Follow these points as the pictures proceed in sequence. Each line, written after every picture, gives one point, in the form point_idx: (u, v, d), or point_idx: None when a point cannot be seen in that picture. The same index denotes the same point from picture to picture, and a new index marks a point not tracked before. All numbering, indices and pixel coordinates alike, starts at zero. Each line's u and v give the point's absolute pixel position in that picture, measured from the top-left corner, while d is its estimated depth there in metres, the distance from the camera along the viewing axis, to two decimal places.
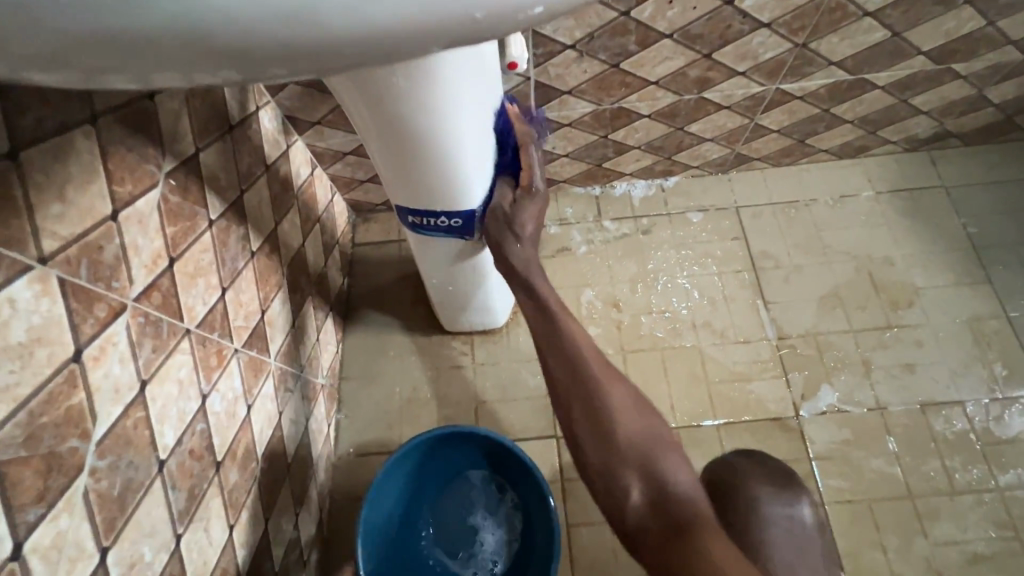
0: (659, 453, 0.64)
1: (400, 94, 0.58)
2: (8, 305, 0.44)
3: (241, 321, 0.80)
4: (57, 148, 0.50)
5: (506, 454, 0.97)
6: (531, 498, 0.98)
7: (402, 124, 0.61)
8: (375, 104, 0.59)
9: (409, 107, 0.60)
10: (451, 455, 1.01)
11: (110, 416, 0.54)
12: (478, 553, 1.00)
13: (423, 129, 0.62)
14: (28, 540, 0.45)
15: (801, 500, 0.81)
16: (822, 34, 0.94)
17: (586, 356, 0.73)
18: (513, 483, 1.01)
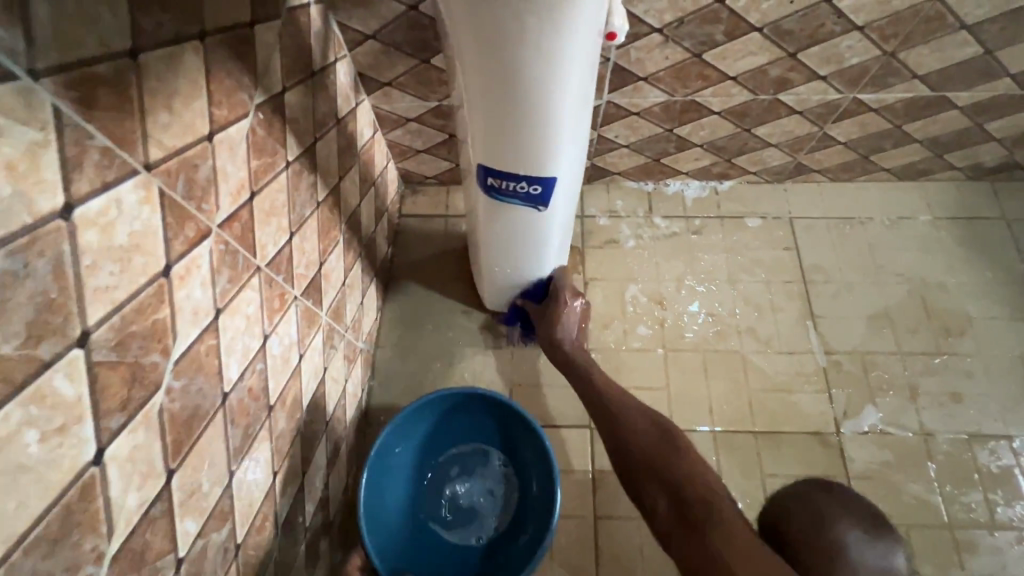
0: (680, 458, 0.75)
1: (522, 40, 0.57)
2: (115, 205, 0.43)
3: (302, 270, 0.79)
4: (171, 57, 0.49)
5: (512, 422, 0.97)
6: (518, 445, 0.99)
7: (513, 67, 0.59)
8: (492, 39, 0.57)
9: (528, 56, 0.58)
10: (439, 428, 1.00)
11: (188, 337, 0.53)
12: (484, 522, 0.98)
13: (532, 77, 0.60)
14: (109, 448, 0.44)
15: (897, 550, 0.66)
16: (913, 43, 0.91)
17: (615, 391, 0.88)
18: (516, 454, 1.00)
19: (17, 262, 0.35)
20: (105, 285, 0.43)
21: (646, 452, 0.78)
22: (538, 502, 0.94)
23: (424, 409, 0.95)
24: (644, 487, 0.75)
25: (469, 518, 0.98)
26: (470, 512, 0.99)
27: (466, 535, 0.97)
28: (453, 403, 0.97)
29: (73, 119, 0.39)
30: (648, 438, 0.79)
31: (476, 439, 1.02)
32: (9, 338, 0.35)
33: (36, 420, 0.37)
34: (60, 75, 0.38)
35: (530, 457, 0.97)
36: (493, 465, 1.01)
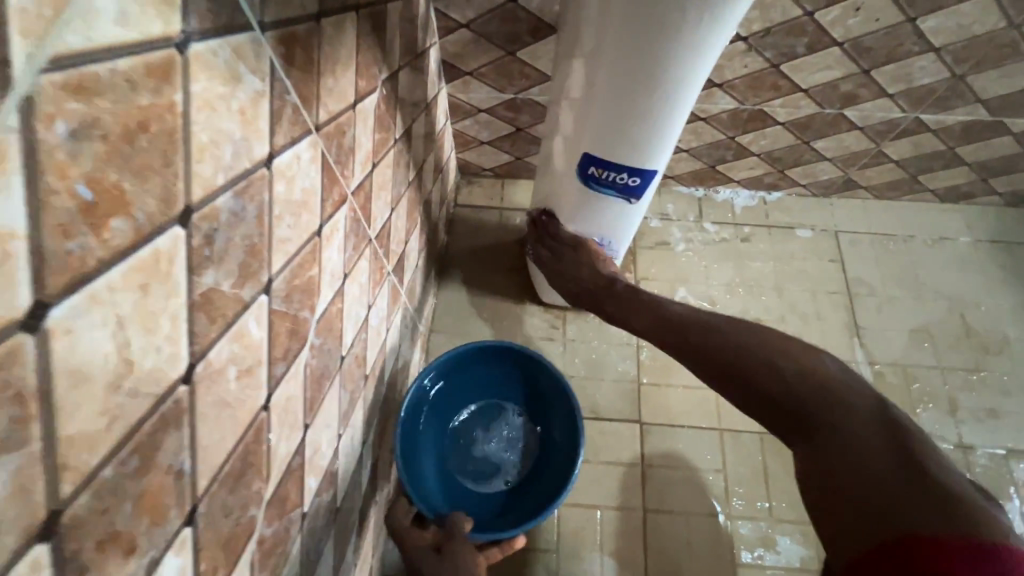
0: (823, 396, 0.58)
1: (673, 40, 0.62)
2: (296, 161, 0.45)
3: (394, 247, 0.81)
4: (339, 24, 0.51)
5: (532, 371, 0.97)
6: (537, 387, 0.98)
7: (658, 55, 0.64)
8: (649, 29, 0.61)
9: (672, 55, 0.63)
10: (459, 387, 0.99)
11: (327, 297, 0.54)
12: (513, 464, 0.97)
13: (671, 67, 0.65)
14: (273, 395, 0.45)
15: None
16: (984, 68, 0.95)
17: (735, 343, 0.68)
18: (536, 407, 0.99)
19: (238, 203, 0.37)
20: (284, 237, 0.44)
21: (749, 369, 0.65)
22: (563, 434, 0.94)
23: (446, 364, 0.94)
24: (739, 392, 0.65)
25: (500, 463, 0.97)
26: (501, 457, 0.98)
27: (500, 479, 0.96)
28: (473, 357, 0.96)
29: (280, 73, 0.41)
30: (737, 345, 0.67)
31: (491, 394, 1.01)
32: (228, 275, 0.36)
33: (236, 358, 0.39)
34: (276, 30, 0.40)
35: (550, 395, 0.96)
36: (513, 412, 1.00)
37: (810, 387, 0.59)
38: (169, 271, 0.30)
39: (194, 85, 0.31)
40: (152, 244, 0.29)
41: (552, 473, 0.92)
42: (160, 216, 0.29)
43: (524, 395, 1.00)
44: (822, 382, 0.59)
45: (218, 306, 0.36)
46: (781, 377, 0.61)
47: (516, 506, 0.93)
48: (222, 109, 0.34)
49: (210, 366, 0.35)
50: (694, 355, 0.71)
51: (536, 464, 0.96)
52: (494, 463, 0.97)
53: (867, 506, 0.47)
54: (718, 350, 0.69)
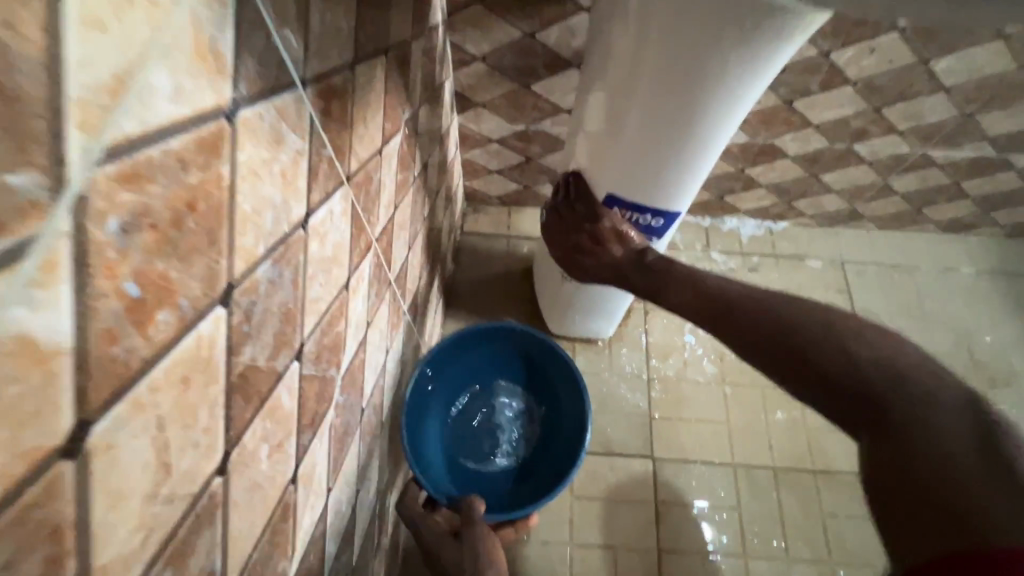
0: (906, 381, 0.47)
1: (707, 89, 0.61)
2: (329, 216, 0.43)
3: (410, 285, 0.79)
4: (371, 70, 0.49)
5: (537, 353, 0.92)
6: (542, 370, 0.93)
7: (692, 101, 0.63)
8: (686, 77, 0.61)
9: (704, 104, 0.63)
10: (461, 369, 0.92)
11: (351, 351, 0.52)
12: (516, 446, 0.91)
13: (706, 113, 0.64)
14: (301, 465, 0.42)
15: None
16: (992, 108, 0.97)
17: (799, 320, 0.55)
18: (540, 388, 0.94)
19: (276, 271, 0.34)
20: (316, 296, 0.42)
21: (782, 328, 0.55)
22: (569, 422, 0.88)
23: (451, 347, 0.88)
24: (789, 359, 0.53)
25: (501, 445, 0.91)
26: (502, 441, 0.91)
27: (500, 465, 0.90)
28: (479, 339, 0.90)
29: (318, 128, 0.39)
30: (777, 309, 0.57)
31: (492, 376, 0.94)
32: (265, 348, 0.34)
33: (268, 435, 0.36)
34: (316, 85, 0.38)
35: (558, 380, 0.91)
36: (521, 395, 0.95)
37: (886, 371, 0.48)
38: (210, 356, 0.28)
39: (240, 153, 0.29)
40: (195, 331, 0.26)
41: (555, 459, 0.87)
42: (204, 300, 0.27)
43: (525, 376, 0.94)
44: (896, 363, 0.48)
45: (253, 383, 0.33)
46: (846, 351, 0.50)
47: (525, 488, 0.87)
48: (265, 174, 0.32)
49: (244, 449, 0.33)
50: (734, 328, 0.59)
51: (541, 445, 0.91)
52: (497, 445, 0.91)
53: (922, 502, 0.41)
54: (765, 320, 0.57)
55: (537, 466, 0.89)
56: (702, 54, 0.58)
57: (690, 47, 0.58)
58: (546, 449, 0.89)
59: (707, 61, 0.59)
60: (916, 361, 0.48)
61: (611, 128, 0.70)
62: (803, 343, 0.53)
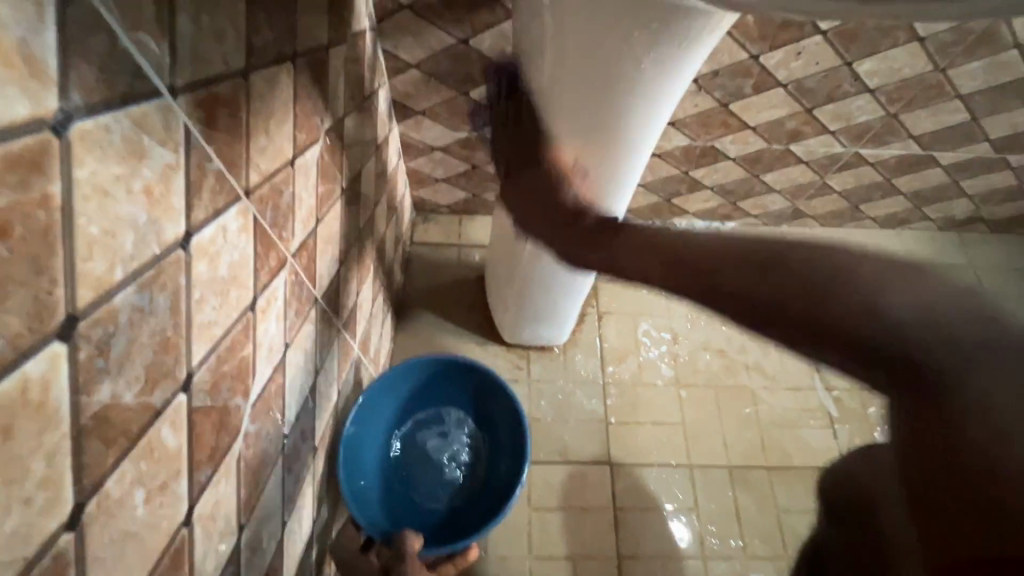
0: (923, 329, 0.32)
1: (628, 93, 0.61)
2: (221, 234, 0.40)
3: (344, 300, 0.75)
4: (272, 77, 0.47)
5: (480, 383, 0.90)
6: (486, 398, 0.92)
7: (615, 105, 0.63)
8: (606, 83, 0.60)
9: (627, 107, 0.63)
10: (406, 401, 0.91)
11: (264, 376, 0.49)
12: (460, 478, 0.89)
13: (631, 115, 0.64)
14: (197, 504, 0.38)
15: None
16: (914, 107, 1.01)
17: (841, 286, 0.34)
18: (486, 418, 0.93)
19: (145, 297, 0.31)
20: (208, 321, 0.38)
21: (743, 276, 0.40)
22: (511, 450, 0.87)
23: (393, 380, 0.86)
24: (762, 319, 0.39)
25: (445, 478, 0.89)
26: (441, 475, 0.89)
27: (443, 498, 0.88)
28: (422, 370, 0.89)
29: (198, 140, 0.36)
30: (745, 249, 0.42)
31: (438, 406, 0.93)
32: (132, 383, 0.31)
33: (144, 478, 0.32)
34: (192, 94, 0.35)
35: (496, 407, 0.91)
36: (466, 425, 0.93)
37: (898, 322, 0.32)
38: (45, 400, 0.25)
39: (78, 171, 0.26)
40: (18, 372, 0.23)
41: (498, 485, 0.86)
42: (28, 337, 0.24)
43: (472, 405, 0.93)
44: (1004, 326, 0.31)
45: (118, 423, 0.30)
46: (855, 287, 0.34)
47: (466, 522, 0.85)
48: (120, 193, 0.29)
49: (109, 498, 0.29)
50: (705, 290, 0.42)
51: (485, 478, 0.89)
52: (440, 478, 0.89)
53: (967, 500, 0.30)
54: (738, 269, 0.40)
55: (480, 500, 0.87)
56: (618, 59, 0.58)
57: (605, 53, 0.58)
58: (489, 482, 0.88)
59: (624, 66, 0.58)
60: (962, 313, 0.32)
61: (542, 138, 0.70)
62: (839, 324, 0.34)
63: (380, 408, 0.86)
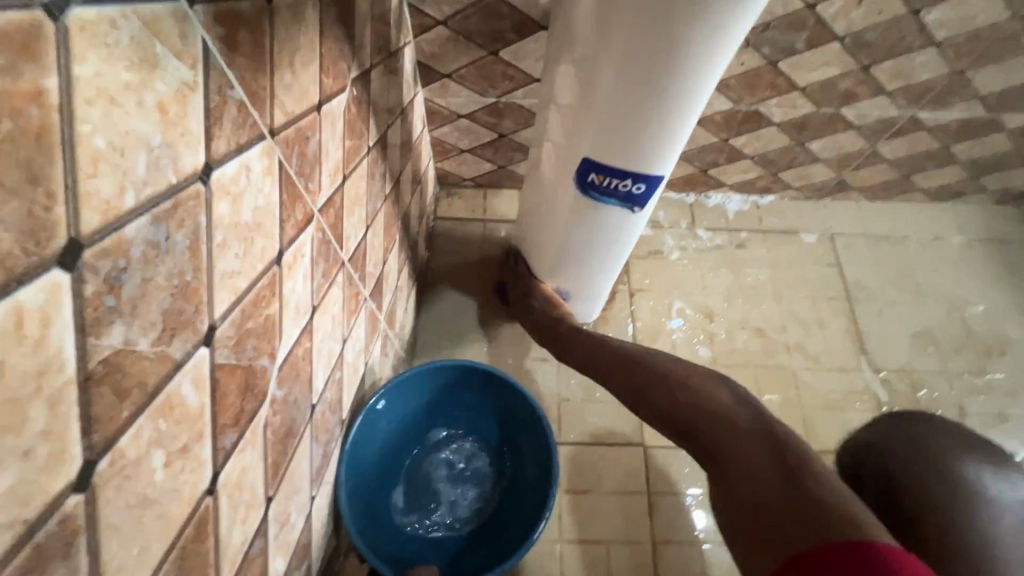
0: (711, 410, 0.59)
1: (686, 34, 0.55)
2: (245, 172, 0.36)
3: (371, 268, 0.71)
4: (297, 8, 0.42)
5: (504, 400, 0.84)
6: (509, 418, 0.85)
7: (674, 47, 0.56)
8: (662, 22, 0.54)
9: (684, 51, 0.56)
10: (423, 409, 0.85)
11: (291, 339, 0.45)
12: (472, 502, 0.84)
13: (689, 60, 0.57)
14: (222, 472, 0.35)
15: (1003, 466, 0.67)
16: (983, 64, 0.92)
17: (667, 378, 0.67)
18: (507, 439, 0.86)
19: (160, 231, 0.27)
20: (231, 270, 0.35)
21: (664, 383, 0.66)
22: (531, 481, 0.81)
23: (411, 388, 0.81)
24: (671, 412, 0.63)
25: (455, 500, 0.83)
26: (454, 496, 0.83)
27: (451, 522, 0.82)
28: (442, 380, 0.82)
29: (217, 60, 0.32)
30: (665, 364, 0.69)
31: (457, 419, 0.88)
32: (148, 329, 0.27)
33: (164, 439, 0.29)
34: (210, 5, 0.31)
35: (515, 424, 0.84)
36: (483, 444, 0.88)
37: (691, 394, 0.62)
38: (44, 336, 0.21)
39: (79, 67, 0.22)
40: (10, 299, 0.19)
41: (518, 508, 0.80)
42: (20, 258, 0.20)
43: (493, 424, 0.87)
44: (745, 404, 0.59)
45: (132, 373, 0.26)
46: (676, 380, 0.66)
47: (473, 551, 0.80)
48: (130, 104, 0.25)
49: (123, 457, 0.26)
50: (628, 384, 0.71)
51: (500, 504, 0.83)
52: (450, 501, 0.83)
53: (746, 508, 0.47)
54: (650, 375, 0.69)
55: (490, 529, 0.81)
56: None
57: None
58: (505, 512, 0.82)
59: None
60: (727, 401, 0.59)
61: (586, 91, 0.64)
62: (682, 410, 0.62)
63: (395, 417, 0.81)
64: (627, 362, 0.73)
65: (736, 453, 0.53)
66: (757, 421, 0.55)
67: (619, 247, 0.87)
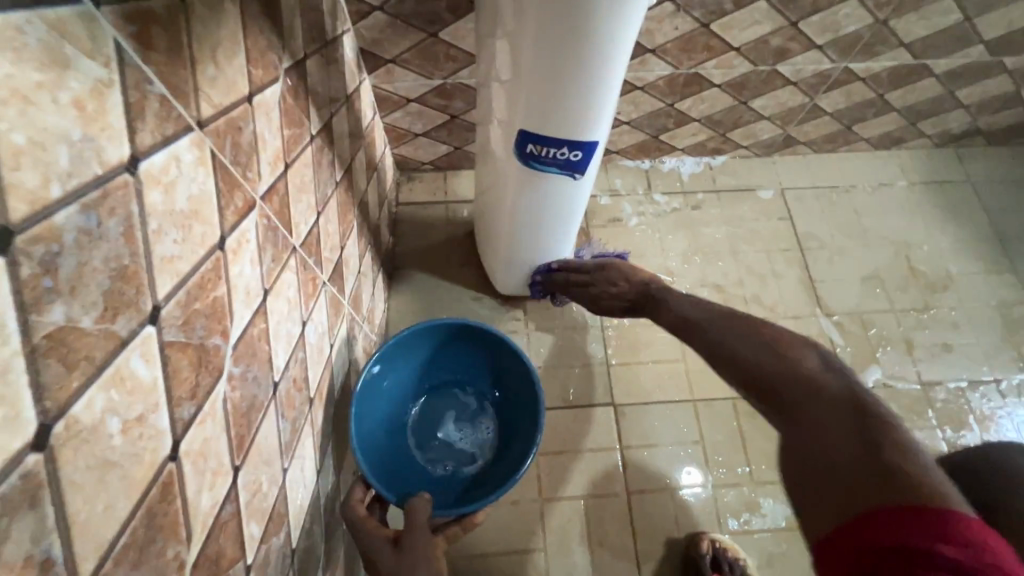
0: (795, 376, 0.51)
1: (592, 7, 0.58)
2: (175, 163, 0.38)
3: (327, 253, 0.74)
4: (214, 5, 0.44)
5: (504, 362, 0.91)
6: (504, 378, 0.93)
7: (584, 20, 0.60)
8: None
9: (594, 24, 0.60)
10: (433, 358, 0.93)
11: (243, 319, 0.48)
12: (463, 453, 0.91)
13: (599, 31, 0.61)
14: (183, 441, 0.38)
15: None
16: (903, 11, 0.97)
17: (735, 336, 0.59)
18: (505, 396, 0.93)
19: (92, 219, 0.30)
20: (171, 255, 0.37)
21: (736, 339, 0.58)
22: (519, 440, 0.87)
23: (426, 335, 0.88)
24: (741, 362, 0.56)
25: (450, 447, 0.91)
26: (451, 443, 0.92)
27: (443, 463, 0.90)
28: (453, 334, 0.90)
29: (133, 58, 0.34)
30: (733, 321, 0.61)
31: (463, 374, 0.95)
32: (89, 309, 0.30)
33: (118, 408, 0.32)
34: (119, 7, 0.33)
35: (521, 389, 0.90)
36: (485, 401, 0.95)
37: (767, 350, 0.55)
38: None
39: None
40: None
41: (499, 467, 0.87)
42: None
43: (493, 383, 0.94)
44: (832, 374, 0.50)
45: (78, 347, 0.29)
46: (743, 337, 0.58)
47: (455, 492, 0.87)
48: (45, 102, 0.27)
49: (78, 423, 0.29)
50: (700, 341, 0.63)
51: (488, 458, 0.90)
52: (447, 444, 0.92)
53: (825, 480, 0.42)
54: (717, 329, 0.62)
55: (474, 476, 0.89)
56: None
57: None
58: (489, 466, 0.89)
59: None
60: (812, 367, 0.51)
61: (513, 67, 0.67)
62: (766, 375, 0.53)
63: (410, 359, 0.90)
64: (702, 326, 0.64)
65: (827, 408, 0.47)
66: (854, 394, 0.47)
67: (567, 216, 0.90)
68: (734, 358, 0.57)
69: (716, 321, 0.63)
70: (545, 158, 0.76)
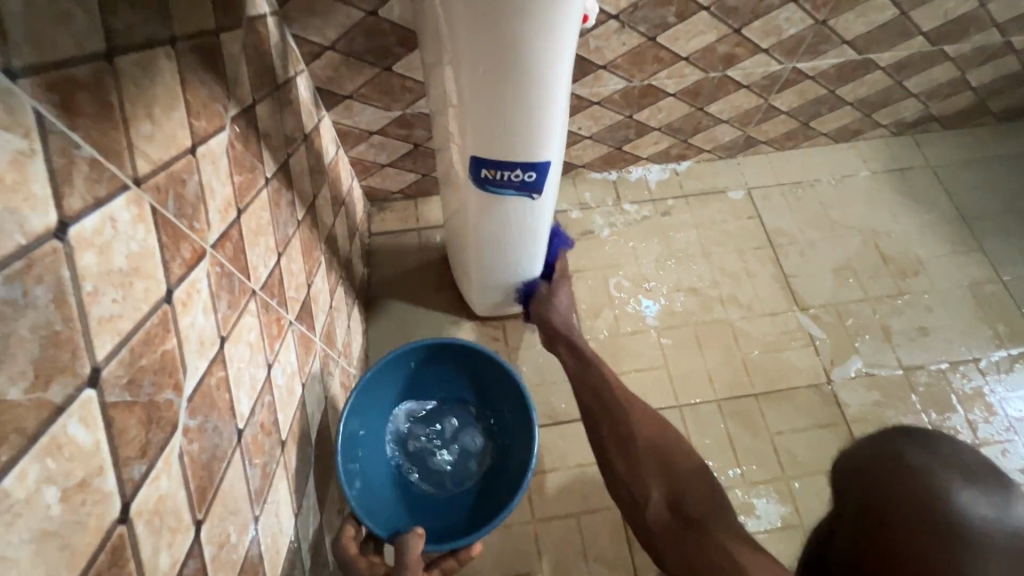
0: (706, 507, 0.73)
1: (519, 41, 0.61)
2: (109, 223, 0.38)
3: (293, 293, 0.74)
4: (146, 64, 0.45)
5: (492, 379, 0.91)
6: (495, 397, 0.92)
7: (514, 52, 0.62)
8: (496, 35, 0.60)
9: (523, 56, 0.63)
10: (417, 379, 0.92)
11: (197, 370, 0.47)
12: (457, 476, 0.89)
13: (530, 60, 0.63)
14: (134, 500, 0.38)
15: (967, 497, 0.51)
16: (841, 11, 1.01)
17: (655, 452, 0.81)
18: (497, 414, 0.92)
19: (15, 290, 0.30)
20: (109, 314, 0.37)
21: (649, 449, 0.81)
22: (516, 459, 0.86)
23: (409, 356, 0.88)
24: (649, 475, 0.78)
25: (442, 471, 0.89)
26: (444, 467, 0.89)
27: (437, 488, 0.88)
28: (436, 352, 0.90)
29: (56, 125, 0.34)
30: (653, 435, 0.83)
31: (451, 394, 0.94)
32: (18, 380, 0.30)
33: (55, 476, 0.31)
34: (39, 77, 0.33)
35: (508, 403, 0.90)
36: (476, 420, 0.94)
37: (676, 464, 0.79)
38: None
39: None
40: None
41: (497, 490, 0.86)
42: None
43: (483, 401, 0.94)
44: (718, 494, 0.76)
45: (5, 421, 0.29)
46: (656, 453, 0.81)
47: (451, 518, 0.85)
48: None
49: (8, 497, 0.28)
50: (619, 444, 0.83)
51: (484, 479, 0.89)
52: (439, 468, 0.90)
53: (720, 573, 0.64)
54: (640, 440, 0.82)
55: (470, 500, 0.87)
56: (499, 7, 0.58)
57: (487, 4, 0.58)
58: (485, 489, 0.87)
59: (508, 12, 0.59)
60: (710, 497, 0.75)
61: (458, 99, 0.70)
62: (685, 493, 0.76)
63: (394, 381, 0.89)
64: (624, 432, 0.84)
65: (733, 534, 0.69)
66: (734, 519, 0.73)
67: (530, 239, 0.91)
68: (642, 474, 0.79)
69: (636, 432, 0.83)
70: (484, 168, 0.76)
